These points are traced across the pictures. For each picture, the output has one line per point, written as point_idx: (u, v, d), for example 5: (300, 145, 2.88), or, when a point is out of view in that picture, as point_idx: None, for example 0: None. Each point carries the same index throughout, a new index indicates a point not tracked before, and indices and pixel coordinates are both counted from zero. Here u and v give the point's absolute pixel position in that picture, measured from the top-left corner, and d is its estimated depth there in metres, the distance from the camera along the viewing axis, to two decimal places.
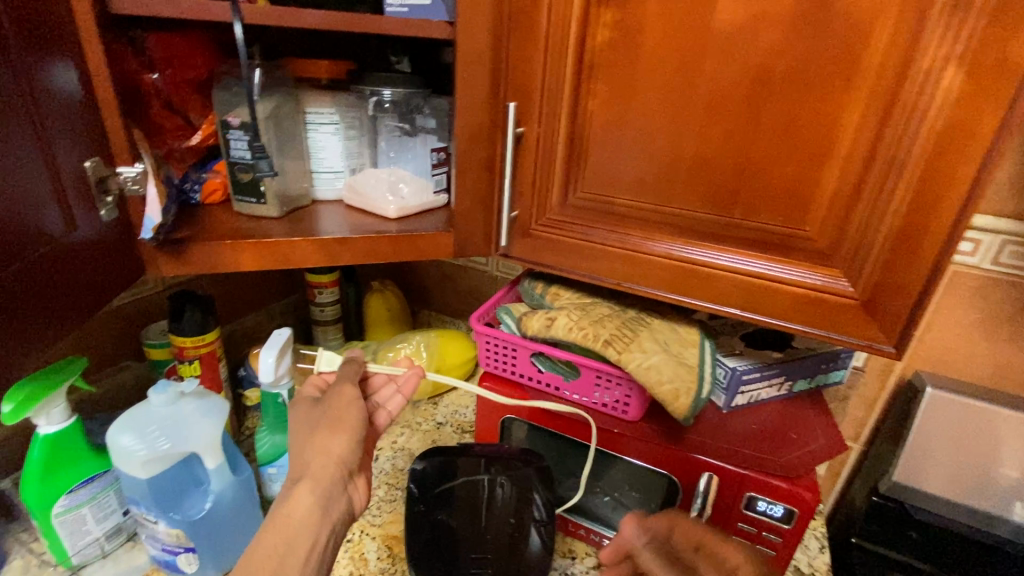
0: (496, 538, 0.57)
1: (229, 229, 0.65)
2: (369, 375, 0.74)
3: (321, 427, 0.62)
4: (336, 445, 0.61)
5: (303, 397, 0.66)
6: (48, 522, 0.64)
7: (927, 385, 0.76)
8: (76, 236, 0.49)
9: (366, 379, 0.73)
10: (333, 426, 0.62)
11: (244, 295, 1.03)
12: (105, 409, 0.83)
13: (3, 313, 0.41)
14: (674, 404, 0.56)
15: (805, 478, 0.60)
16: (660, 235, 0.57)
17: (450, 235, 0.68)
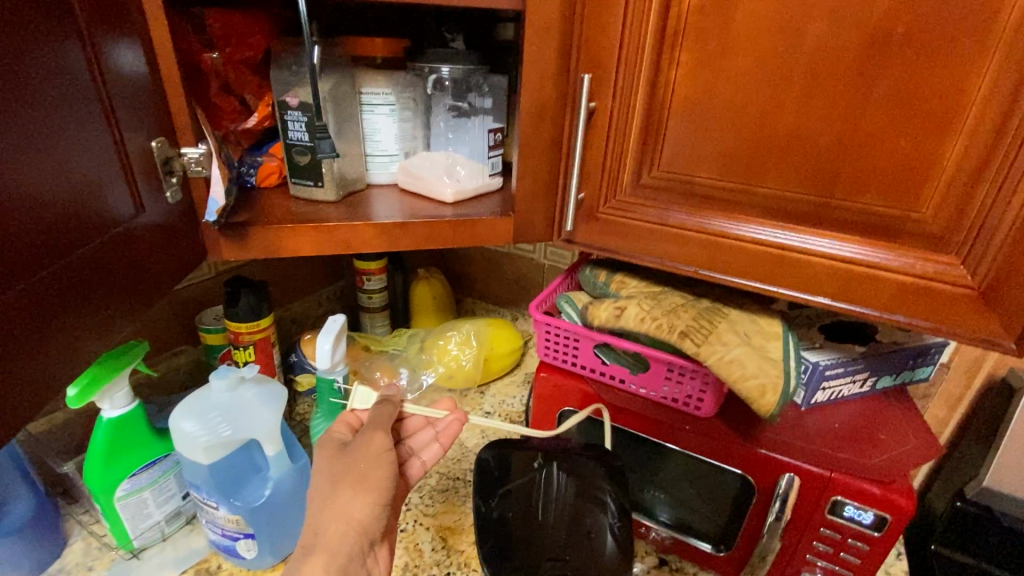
0: (570, 536, 0.53)
1: (286, 212, 0.63)
2: (404, 417, 0.71)
3: (345, 481, 0.58)
4: (358, 509, 0.57)
5: (331, 440, 0.63)
6: (111, 504, 0.65)
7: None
8: (144, 217, 0.48)
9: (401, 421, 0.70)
10: (357, 484, 0.58)
11: (292, 281, 1.03)
12: (162, 393, 0.84)
13: (75, 295, 0.40)
14: (760, 401, 0.52)
15: (899, 483, 0.56)
16: (746, 218, 0.53)
17: (511, 219, 0.65)
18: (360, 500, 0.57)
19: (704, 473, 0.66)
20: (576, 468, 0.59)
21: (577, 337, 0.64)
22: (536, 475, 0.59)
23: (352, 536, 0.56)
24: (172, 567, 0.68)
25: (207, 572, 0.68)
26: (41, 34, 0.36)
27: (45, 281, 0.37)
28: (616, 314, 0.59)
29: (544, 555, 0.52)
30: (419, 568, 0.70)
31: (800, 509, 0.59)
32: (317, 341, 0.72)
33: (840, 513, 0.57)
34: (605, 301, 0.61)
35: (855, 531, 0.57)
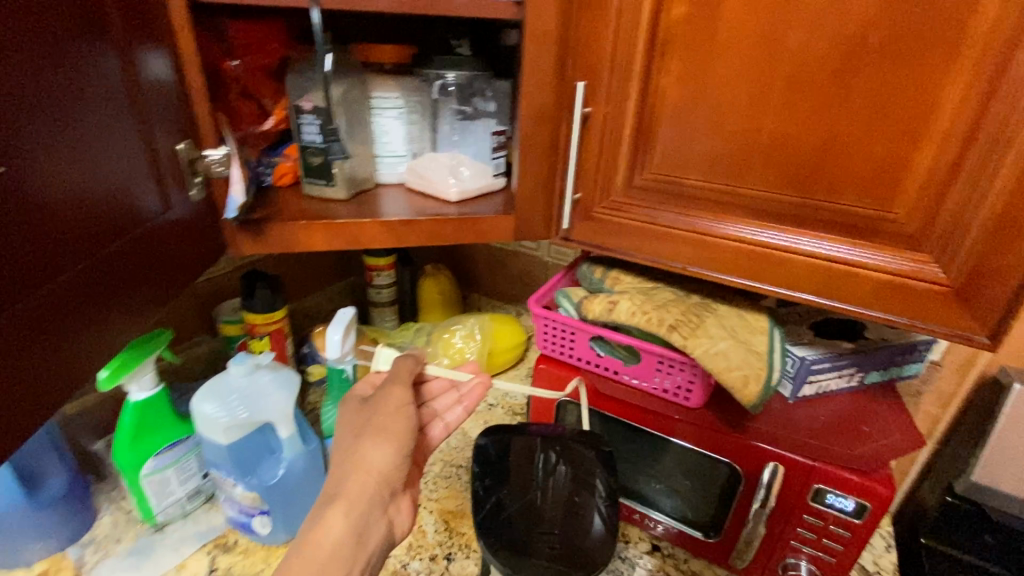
0: (562, 513, 0.57)
1: (300, 210, 0.68)
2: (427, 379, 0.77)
3: (366, 434, 0.62)
4: (378, 458, 0.61)
5: (354, 396, 0.68)
6: (137, 481, 0.69)
7: (1014, 380, 0.71)
8: (171, 214, 0.52)
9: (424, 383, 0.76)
10: (378, 435, 0.62)
11: (305, 276, 1.07)
12: (183, 380, 0.89)
13: (108, 284, 0.44)
14: (742, 391, 0.55)
15: (879, 472, 0.58)
16: (732, 217, 0.56)
17: (511, 218, 0.68)
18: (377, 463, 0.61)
19: (695, 461, 0.69)
20: (569, 451, 0.63)
21: (573, 330, 0.68)
22: (533, 458, 0.63)
23: (371, 486, 0.60)
24: (192, 541, 0.72)
25: (224, 546, 0.72)
26: (82, 51, 0.41)
27: (84, 273, 0.41)
28: (609, 308, 0.62)
29: (537, 530, 0.55)
30: (421, 547, 0.74)
31: (784, 497, 0.61)
32: (327, 333, 0.76)
33: (822, 501, 0.59)
34: (599, 296, 0.64)
35: (836, 518, 0.59)
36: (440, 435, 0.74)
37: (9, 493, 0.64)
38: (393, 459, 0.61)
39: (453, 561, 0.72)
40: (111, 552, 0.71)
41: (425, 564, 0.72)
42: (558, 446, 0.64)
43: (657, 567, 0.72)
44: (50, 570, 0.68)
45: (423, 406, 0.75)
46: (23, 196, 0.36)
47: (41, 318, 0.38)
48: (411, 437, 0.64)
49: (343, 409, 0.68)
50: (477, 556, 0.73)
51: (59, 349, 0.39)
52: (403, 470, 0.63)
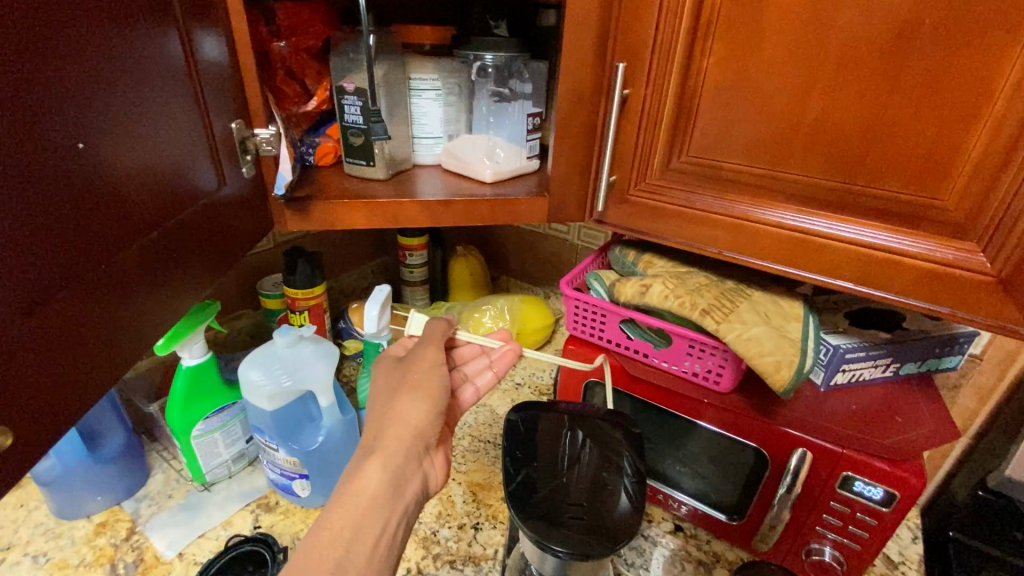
0: (591, 487, 0.58)
1: (342, 189, 0.70)
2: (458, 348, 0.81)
3: (401, 391, 0.66)
4: (413, 413, 0.64)
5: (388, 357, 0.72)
6: (189, 442, 0.74)
7: None
8: (225, 191, 0.55)
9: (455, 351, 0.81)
10: (413, 392, 0.65)
11: (341, 254, 1.11)
12: (228, 350, 0.94)
13: (171, 254, 0.47)
14: (773, 376, 0.55)
15: (911, 462, 0.58)
16: (771, 202, 0.56)
17: (546, 200, 0.69)
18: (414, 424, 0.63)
19: (721, 446, 0.70)
20: (597, 429, 0.65)
21: (604, 313, 0.68)
22: (561, 433, 0.65)
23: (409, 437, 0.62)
24: (237, 500, 0.77)
25: (267, 506, 0.77)
26: (150, 33, 0.43)
27: (152, 243, 0.44)
28: (642, 291, 0.63)
29: (568, 500, 0.57)
30: (451, 516, 0.77)
31: (811, 483, 0.62)
32: (364, 310, 0.79)
33: (850, 488, 0.60)
34: (632, 279, 0.64)
35: (863, 506, 0.59)
36: (471, 398, 0.76)
37: (72, 450, 0.69)
38: (427, 417, 0.64)
39: (481, 530, 0.75)
40: (164, 507, 0.76)
41: (454, 532, 0.75)
42: (586, 421, 0.66)
43: (679, 546, 0.74)
44: (111, 520, 0.74)
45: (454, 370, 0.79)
46: (101, 170, 0.38)
47: (119, 283, 0.41)
48: (444, 394, 0.67)
49: (378, 368, 0.72)
50: (504, 526, 0.76)
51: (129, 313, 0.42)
52: (436, 426, 0.66)
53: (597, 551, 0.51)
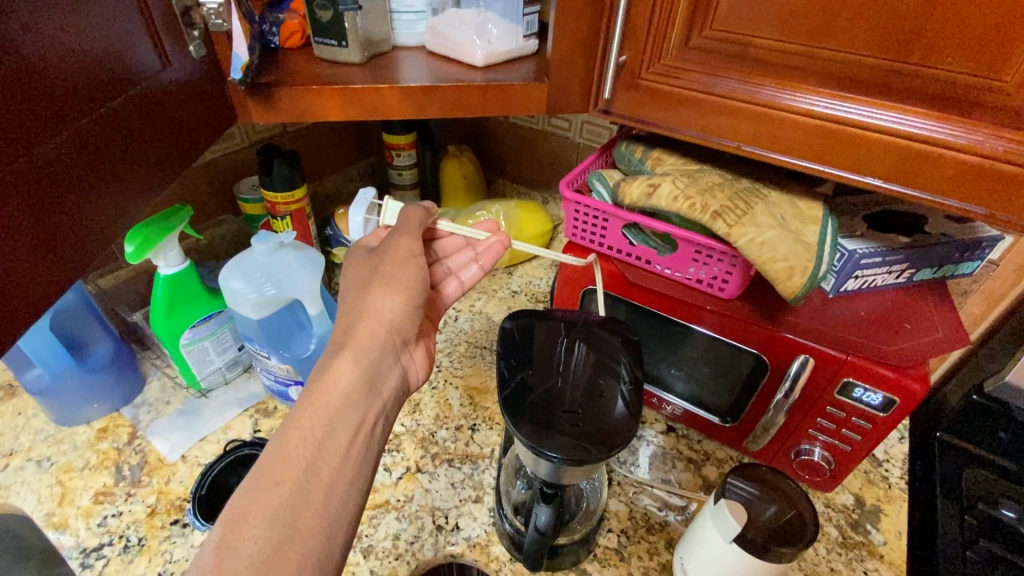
0: (586, 393, 0.57)
1: (312, 74, 0.61)
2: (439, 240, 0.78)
3: (373, 285, 0.63)
4: (389, 307, 0.62)
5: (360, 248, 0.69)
6: (178, 350, 0.73)
7: None
8: (170, 73, 0.47)
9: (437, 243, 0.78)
10: (384, 285, 0.62)
11: (323, 154, 1.03)
12: (211, 258, 0.91)
13: (109, 145, 0.40)
14: (785, 283, 0.51)
15: (917, 369, 0.56)
16: (801, 86, 0.49)
17: (543, 87, 0.61)
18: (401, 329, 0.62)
19: (722, 352, 0.68)
20: (593, 337, 0.63)
21: (606, 217, 0.63)
22: (557, 341, 0.63)
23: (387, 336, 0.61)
24: (235, 406, 0.77)
25: (265, 411, 0.77)
26: None
27: (82, 131, 0.38)
28: (649, 192, 0.57)
29: (562, 406, 0.55)
30: (448, 418, 0.77)
31: (811, 389, 0.61)
32: (350, 216, 0.74)
33: (850, 394, 0.59)
34: (638, 179, 0.59)
35: (860, 411, 0.59)
36: (455, 292, 0.76)
37: (56, 358, 0.68)
38: (406, 315, 0.62)
39: (479, 431, 0.76)
40: (163, 412, 0.76)
41: (451, 433, 0.75)
42: (581, 328, 0.64)
43: (672, 446, 0.76)
44: (111, 426, 0.75)
45: (437, 264, 0.77)
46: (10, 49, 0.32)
47: (45, 176, 0.35)
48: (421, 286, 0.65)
49: (351, 259, 0.69)
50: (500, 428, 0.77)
51: (68, 214, 0.37)
52: (414, 320, 0.64)
53: (590, 455, 0.50)
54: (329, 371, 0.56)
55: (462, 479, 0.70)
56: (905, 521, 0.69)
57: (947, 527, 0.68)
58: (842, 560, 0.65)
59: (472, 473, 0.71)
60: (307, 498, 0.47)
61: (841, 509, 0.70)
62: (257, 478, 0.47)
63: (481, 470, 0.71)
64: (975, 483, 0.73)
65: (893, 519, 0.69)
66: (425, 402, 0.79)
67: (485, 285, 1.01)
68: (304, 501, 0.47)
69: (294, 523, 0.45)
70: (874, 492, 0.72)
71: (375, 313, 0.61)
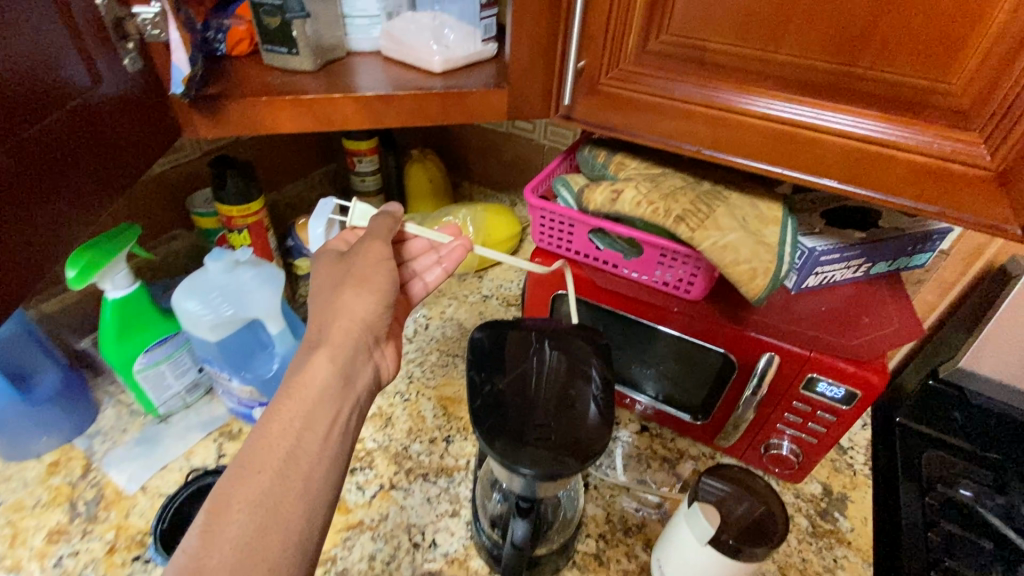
0: (558, 406, 0.56)
1: (261, 84, 0.59)
2: (407, 241, 0.76)
3: (347, 285, 0.61)
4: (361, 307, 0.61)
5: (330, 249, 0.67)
6: (132, 377, 0.69)
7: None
8: (102, 90, 0.44)
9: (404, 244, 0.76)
10: (358, 285, 0.61)
11: (281, 162, 0.99)
12: (165, 275, 0.87)
13: (35, 170, 0.37)
14: (748, 285, 0.52)
15: (875, 362, 0.57)
16: (759, 90, 0.49)
17: (504, 92, 0.60)
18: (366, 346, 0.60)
19: (691, 353, 0.69)
20: (566, 346, 0.62)
21: (571, 222, 0.63)
22: (527, 350, 0.62)
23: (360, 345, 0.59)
24: (198, 430, 0.74)
25: (230, 434, 0.74)
26: None
27: (3, 159, 0.35)
28: (612, 198, 0.57)
29: (534, 420, 0.55)
30: (421, 431, 0.76)
31: (777, 386, 0.62)
32: (308, 228, 0.72)
33: (814, 389, 0.60)
34: (601, 185, 0.58)
35: (824, 404, 0.60)
36: (421, 293, 0.73)
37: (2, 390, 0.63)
38: (367, 329, 0.61)
39: (453, 443, 0.75)
40: (119, 442, 0.73)
41: (425, 446, 0.74)
42: (552, 336, 0.63)
43: (646, 446, 0.76)
44: (63, 459, 0.71)
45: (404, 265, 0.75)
46: None
47: None
48: (392, 288, 0.64)
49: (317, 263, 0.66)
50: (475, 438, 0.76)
51: None
52: (381, 327, 0.62)
53: (562, 470, 0.50)
54: (299, 385, 0.54)
55: (437, 493, 0.69)
56: (869, 506, 0.71)
57: (908, 509, 0.71)
58: (812, 548, 0.66)
59: (448, 486, 0.70)
60: (287, 485, 0.46)
61: (810, 499, 0.71)
62: (233, 476, 0.46)
63: (457, 483, 0.70)
64: (933, 464, 0.76)
65: (859, 505, 0.71)
66: (397, 416, 0.78)
67: (456, 290, 1.00)
68: (286, 488, 0.46)
69: (276, 507, 0.45)
70: (841, 479, 0.74)
71: (337, 332, 0.58)
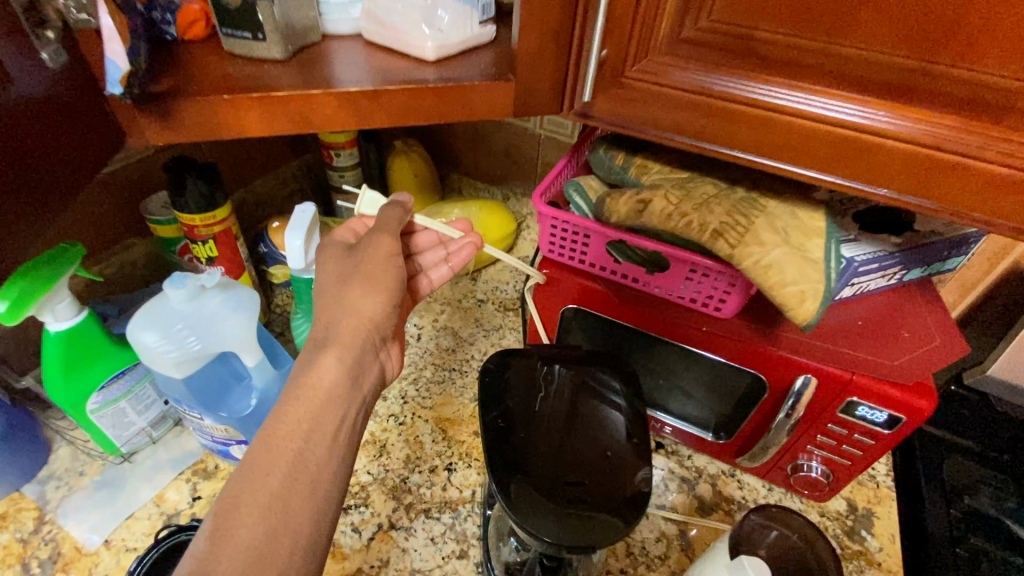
0: (589, 456, 0.49)
1: (221, 77, 0.49)
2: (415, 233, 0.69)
3: (355, 279, 0.55)
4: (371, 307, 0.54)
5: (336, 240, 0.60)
6: (86, 418, 0.60)
7: None
8: (20, 92, 0.34)
9: (412, 237, 0.68)
10: (365, 284, 0.55)
11: (249, 156, 0.89)
12: (121, 290, 0.77)
13: None
14: (795, 309, 0.46)
15: (921, 383, 0.53)
16: (814, 88, 0.42)
17: (510, 85, 0.52)
18: (360, 373, 0.51)
19: (713, 370, 0.64)
20: (588, 379, 0.55)
21: (587, 233, 0.56)
22: (545, 382, 0.55)
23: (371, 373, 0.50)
24: (168, 470, 0.66)
25: (205, 472, 0.66)
26: None
27: None
28: (638, 209, 0.50)
29: (563, 475, 0.47)
30: (420, 460, 0.70)
31: (812, 409, 0.57)
32: (285, 238, 0.62)
33: (853, 413, 0.55)
34: (625, 193, 0.51)
35: (862, 428, 0.56)
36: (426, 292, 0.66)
37: None
38: (366, 343, 0.53)
39: (455, 471, 0.69)
40: (77, 487, 0.64)
41: (425, 477, 0.68)
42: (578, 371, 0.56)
43: (662, 465, 0.72)
44: (11, 511, 0.62)
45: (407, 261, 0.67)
46: None
47: None
48: (385, 312, 0.56)
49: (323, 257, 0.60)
50: (479, 464, 0.70)
51: None
52: (374, 356, 0.55)
53: (603, 538, 0.43)
54: (288, 421, 0.45)
55: (442, 531, 0.63)
56: (895, 522, 0.68)
57: (934, 524, 0.68)
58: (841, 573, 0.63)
59: (453, 523, 0.64)
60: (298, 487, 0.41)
61: (835, 517, 0.68)
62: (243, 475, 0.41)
63: (462, 519, 0.65)
64: (956, 472, 0.74)
65: (885, 522, 0.68)
66: (393, 443, 0.71)
67: (448, 295, 0.93)
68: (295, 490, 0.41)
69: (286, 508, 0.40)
70: (864, 493, 0.70)
71: (321, 369, 0.49)
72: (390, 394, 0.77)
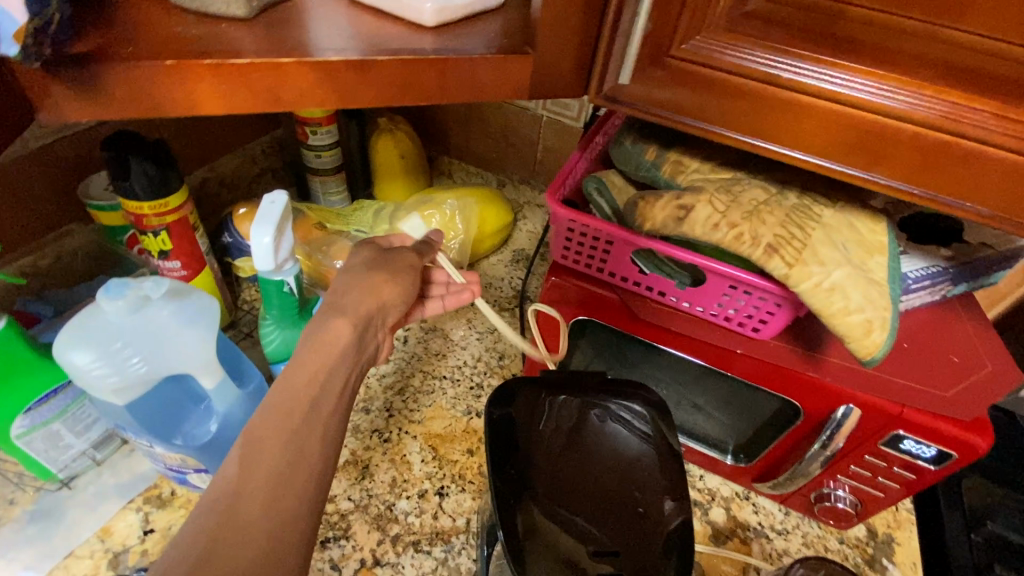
0: (621, 518, 0.42)
1: (164, 36, 0.38)
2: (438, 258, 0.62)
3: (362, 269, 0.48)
4: (371, 306, 0.47)
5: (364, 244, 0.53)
6: (11, 444, 0.51)
7: None
8: None
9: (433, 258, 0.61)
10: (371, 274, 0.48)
11: (209, 129, 0.77)
12: (58, 285, 0.67)
13: None
14: (859, 341, 0.39)
15: (977, 418, 0.47)
16: (908, 79, 0.35)
17: (529, 60, 0.43)
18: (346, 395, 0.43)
19: (738, 391, 0.57)
20: (612, 410, 0.48)
21: (610, 240, 0.48)
22: (561, 422, 0.47)
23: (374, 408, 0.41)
24: (115, 498, 0.57)
25: (159, 500, 0.58)
26: None
27: None
28: (678, 216, 0.42)
29: (592, 548, 0.40)
30: (408, 484, 0.62)
31: (851, 440, 0.51)
32: (250, 237, 0.53)
33: (896, 446, 0.50)
34: (662, 196, 0.43)
35: (905, 461, 0.51)
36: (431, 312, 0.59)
37: None
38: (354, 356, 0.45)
39: (447, 497, 0.62)
40: (6, 518, 0.55)
41: (414, 504, 0.61)
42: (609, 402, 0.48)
43: None
44: None
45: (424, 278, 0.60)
46: None
47: None
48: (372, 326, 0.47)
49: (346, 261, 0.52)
50: (474, 488, 0.63)
51: None
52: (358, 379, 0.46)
53: None
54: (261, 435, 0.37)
55: (433, 568, 0.57)
56: (917, 549, 0.64)
57: (955, 550, 0.64)
58: None
59: (446, 557, 0.57)
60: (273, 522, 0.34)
61: (855, 544, 0.64)
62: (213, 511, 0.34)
63: (456, 553, 0.58)
64: (976, 493, 0.70)
65: (907, 549, 0.63)
66: (378, 464, 0.64)
67: None
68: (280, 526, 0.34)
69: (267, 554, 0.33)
70: (884, 518, 0.66)
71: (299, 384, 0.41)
72: (373, 406, 0.69)
